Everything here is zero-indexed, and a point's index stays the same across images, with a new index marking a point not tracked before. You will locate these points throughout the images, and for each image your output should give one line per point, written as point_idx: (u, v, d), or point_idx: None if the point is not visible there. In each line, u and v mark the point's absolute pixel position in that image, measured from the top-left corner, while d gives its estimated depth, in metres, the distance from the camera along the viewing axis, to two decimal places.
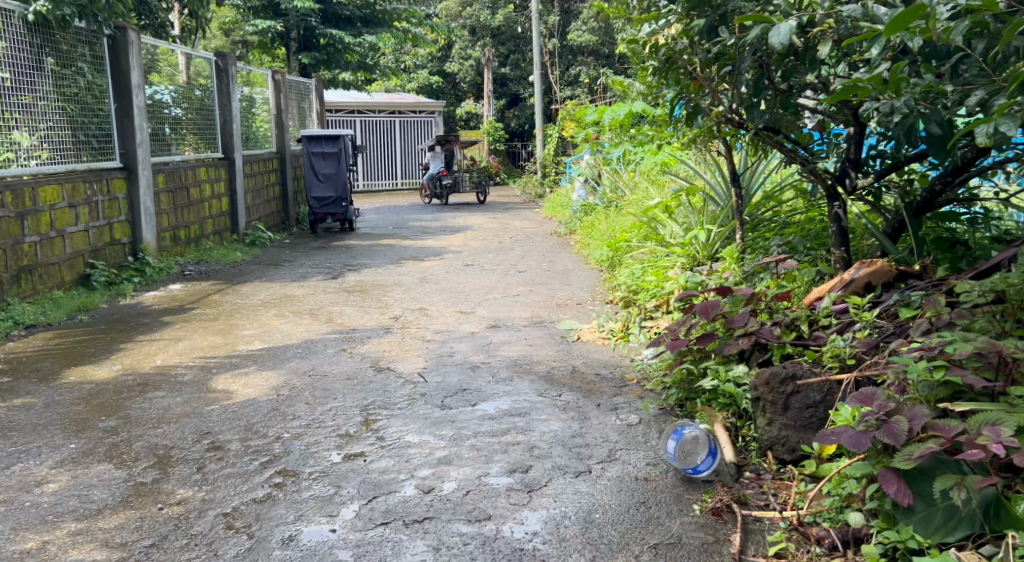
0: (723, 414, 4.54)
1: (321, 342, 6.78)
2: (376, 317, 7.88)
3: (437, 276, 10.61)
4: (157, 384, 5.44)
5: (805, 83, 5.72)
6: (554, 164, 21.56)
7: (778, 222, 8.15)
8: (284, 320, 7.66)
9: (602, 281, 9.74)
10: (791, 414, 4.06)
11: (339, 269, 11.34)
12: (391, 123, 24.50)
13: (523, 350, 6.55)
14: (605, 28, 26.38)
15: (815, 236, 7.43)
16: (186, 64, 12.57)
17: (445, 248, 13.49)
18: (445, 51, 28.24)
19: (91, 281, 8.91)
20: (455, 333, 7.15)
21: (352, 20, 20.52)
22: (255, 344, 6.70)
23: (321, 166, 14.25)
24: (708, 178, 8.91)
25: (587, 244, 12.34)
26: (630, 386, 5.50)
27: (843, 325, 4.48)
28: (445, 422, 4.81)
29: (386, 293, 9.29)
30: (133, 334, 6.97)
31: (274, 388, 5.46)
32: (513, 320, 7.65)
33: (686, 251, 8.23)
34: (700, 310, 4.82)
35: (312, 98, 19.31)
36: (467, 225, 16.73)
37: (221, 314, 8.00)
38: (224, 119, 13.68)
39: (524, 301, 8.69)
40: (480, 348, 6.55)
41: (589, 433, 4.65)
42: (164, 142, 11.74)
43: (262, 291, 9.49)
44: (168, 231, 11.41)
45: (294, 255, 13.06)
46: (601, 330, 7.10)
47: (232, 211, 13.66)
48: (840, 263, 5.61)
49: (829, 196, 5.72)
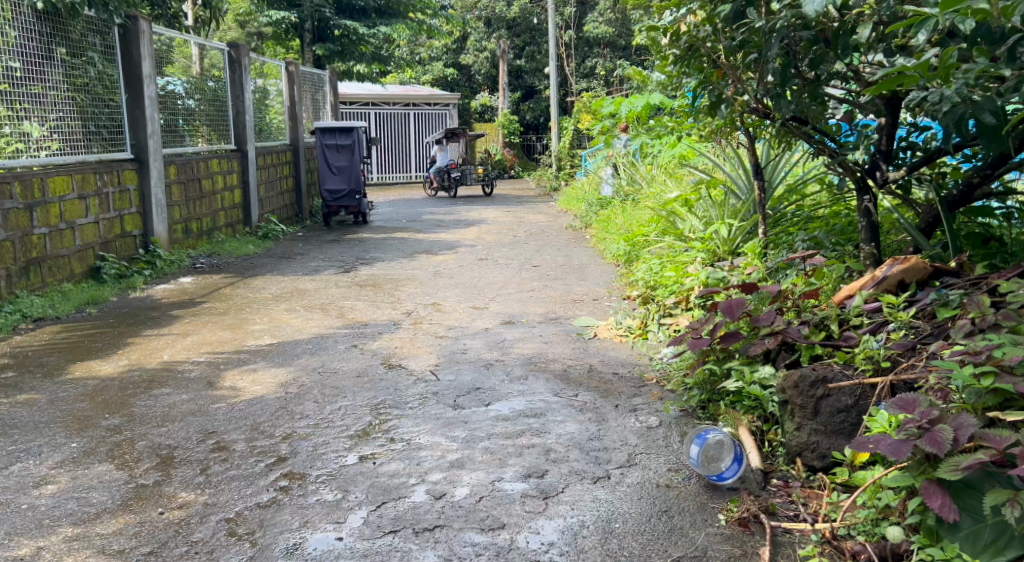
0: (748, 417, 4.36)
1: (332, 338, 6.63)
2: (388, 312, 7.72)
3: (451, 271, 10.44)
4: (163, 381, 5.29)
5: (835, 71, 5.54)
6: (569, 157, 21.37)
7: (801, 216, 7.95)
8: (294, 316, 7.51)
9: (619, 276, 9.57)
10: (821, 419, 3.89)
11: (352, 263, 11.20)
12: (406, 115, 24.35)
13: (539, 347, 6.38)
14: (621, 19, 26.15)
15: (840, 231, 7.24)
16: (199, 55, 12.45)
17: (460, 242, 13.33)
18: (460, 43, 28.06)
19: (101, 274, 8.78)
20: (469, 329, 6.99)
21: (366, 11, 20.38)
22: (264, 339, 6.55)
23: (334, 159, 14.09)
24: (730, 172, 8.73)
25: (604, 238, 12.15)
26: (649, 386, 5.33)
27: (876, 325, 4.31)
28: (458, 423, 4.65)
29: (399, 287, 9.14)
30: (142, 328, 6.84)
31: (283, 385, 5.31)
32: (528, 317, 7.48)
33: (706, 245, 8.03)
34: (725, 308, 4.66)
35: (326, 89, 19.17)
36: (482, 218, 16.55)
37: (231, 308, 7.85)
38: (237, 110, 13.56)
39: (540, 297, 8.52)
40: (494, 346, 6.39)
41: (608, 435, 4.48)
42: (177, 133, 11.61)
43: (274, 284, 9.35)
44: (180, 223, 11.28)
45: (307, 248, 12.92)
46: (619, 327, 6.91)
47: (245, 203, 13.53)
48: (870, 259, 5.43)
49: (858, 189, 5.60)
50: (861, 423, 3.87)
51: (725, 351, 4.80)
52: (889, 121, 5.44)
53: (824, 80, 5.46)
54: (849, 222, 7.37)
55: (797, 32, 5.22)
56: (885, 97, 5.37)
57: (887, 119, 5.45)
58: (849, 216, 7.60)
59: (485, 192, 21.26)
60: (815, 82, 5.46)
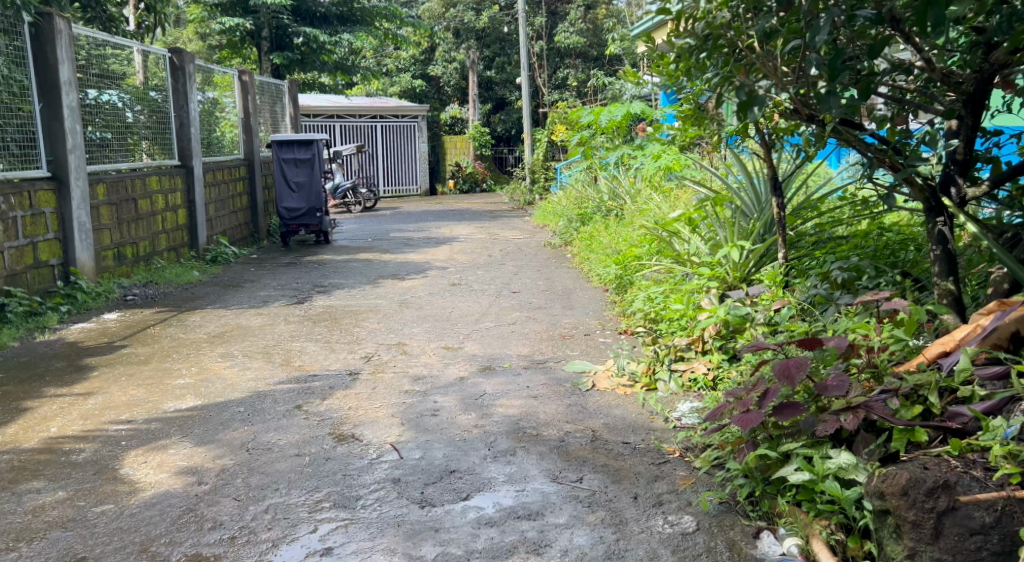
0: (823, 526, 3.27)
1: (270, 396, 5.41)
2: (342, 357, 6.51)
3: (419, 299, 9.22)
4: (37, 470, 4.08)
5: (886, 66, 4.47)
6: (543, 170, 20.18)
7: (822, 238, 6.79)
8: (229, 365, 6.27)
9: (611, 305, 8.40)
10: (945, 545, 2.89)
11: (307, 291, 9.94)
12: (372, 127, 23.13)
13: (526, 404, 5.18)
14: (593, 29, 25.11)
15: (877, 254, 6.07)
16: (141, 62, 11.28)
17: (430, 264, 12.13)
18: (428, 54, 26.78)
19: (5, 313, 7.52)
20: (439, 379, 5.79)
21: (327, 18, 19.09)
22: (188, 400, 5.31)
23: (292, 174, 12.80)
24: (732, 188, 7.59)
25: (588, 258, 10.99)
26: (672, 463, 4.16)
27: (1002, 401, 3.23)
28: (426, 533, 3.49)
29: (358, 322, 7.92)
30: (37, 386, 5.59)
31: (195, 471, 4.09)
32: (511, 360, 6.27)
33: (714, 271, 6.84)
34: (779, 371, 3.53)
35: (285, 102, 17.91)
36: (453, 235, 15.31)
37: (156, 355, 6.60)
38: (180, 122, 12.21)
39: (525, 332, 7.33)
40: (471, 403, 5.19)
41: (631, 554, 3.34)
42: (108, 148, 10.29)
43: (214, 321, 8.10)
44: (111, 248, 10.00)
45: (259, 273, 11.67)
46: (622, 376, 5.72)
47: (191, 224, 12.19)
48: (946, 298, 4.41)
49: (928, 210, 4.46)
50: (1005, 550, 2.86)
51: (782, 427, 3.63)
52: (967, 122, 4.34)
53: (880, 73, 4.35)
54: (886, 242, 6.22)
55: (850, 13, 4.15)
56: (964, 92, 4.31)
57: (964, 122, 4.36)
58: (882, 235, 6.43)
59: (365, 206, 21.17)
60: (870, 73, 4.33)
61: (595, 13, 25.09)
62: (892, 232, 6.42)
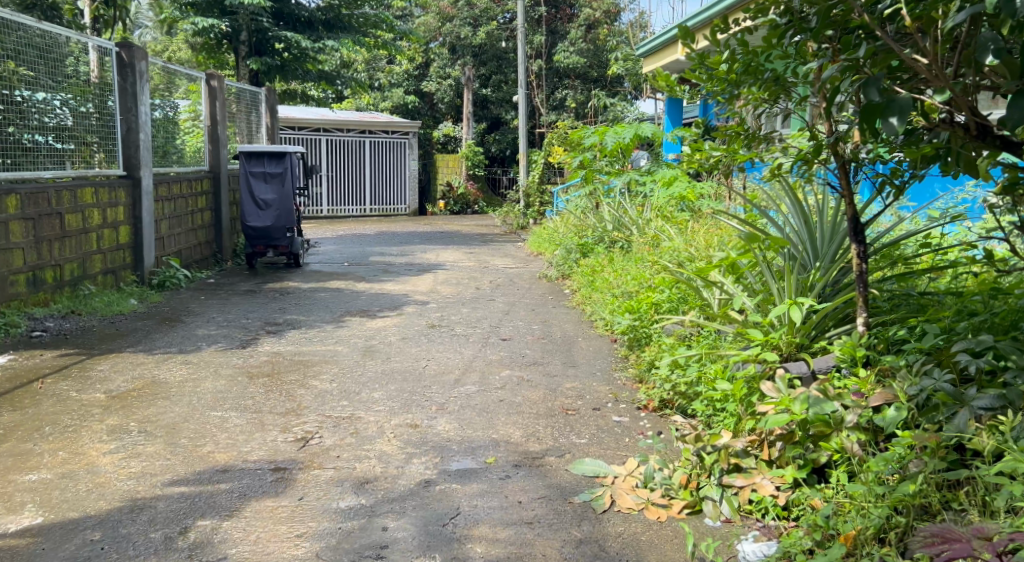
0: None
1: (151, 507, 3.85)
2: (269, 438, 4.85)
3: (389, 346, 7.56)
4: None
5: None
6: (539, 193, 18.55)
7: (907, 299, 5.11)
8: (113, 449, 4.62)
9: (625, 362, 6.76)
10: None
11: (257, 331, 8.30)
12: (360, 143, 21.55)
13: (514, 544, 3.61)
14: (595, 49, 23.54)
15: (995, 327, 4.42)
16: (95, 60, 9.67)
17: (410, 296, 10.53)
18: (423, 69, 25.16)
19: None
20: (395, 484, 4.17)
21: (312, 24, 17.37)
22: (21, 519, 3.71)
23: (260, 190, 11.08)
24: (779, 231, 5.89)
25: (591, 297, 9.36)
26: None
27: None
28: None
29: (307, 378, 6.30)
30: None
31: None
32: (498, 453, 4.63)
33: (765, 338, 5.18)
34: None
35: (262, 111, 16.32)
36: (439, 262, 13.64)
37: (23, 429, 4.97)
38: (128, 127, 10.32)
39: (517, 402, 5.69)
40: (435, 537, 3.65)
41: None
42: (34, 154, 8.64)
43: (125, 372, 6.45)
44: (23, 272, 8.32)
45: (208, 303, 10.05)
46: (653, 489, 4.05)
47: (136, 243, 10.41)
48: None
49: None
50: None
51: None
52: None
53: None
54: (1006, 308, 4.54)
55: None
56: None
57: None
58: (996, 298, 4.75)
59: None
60: None
61: (597, 33, 23.52)
62: (1011, 295, 4.74)
